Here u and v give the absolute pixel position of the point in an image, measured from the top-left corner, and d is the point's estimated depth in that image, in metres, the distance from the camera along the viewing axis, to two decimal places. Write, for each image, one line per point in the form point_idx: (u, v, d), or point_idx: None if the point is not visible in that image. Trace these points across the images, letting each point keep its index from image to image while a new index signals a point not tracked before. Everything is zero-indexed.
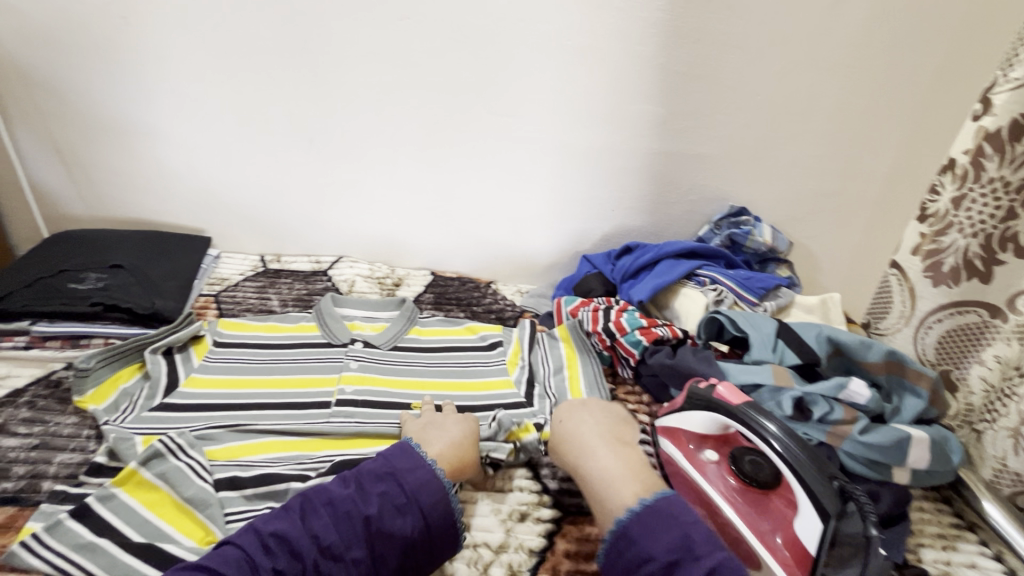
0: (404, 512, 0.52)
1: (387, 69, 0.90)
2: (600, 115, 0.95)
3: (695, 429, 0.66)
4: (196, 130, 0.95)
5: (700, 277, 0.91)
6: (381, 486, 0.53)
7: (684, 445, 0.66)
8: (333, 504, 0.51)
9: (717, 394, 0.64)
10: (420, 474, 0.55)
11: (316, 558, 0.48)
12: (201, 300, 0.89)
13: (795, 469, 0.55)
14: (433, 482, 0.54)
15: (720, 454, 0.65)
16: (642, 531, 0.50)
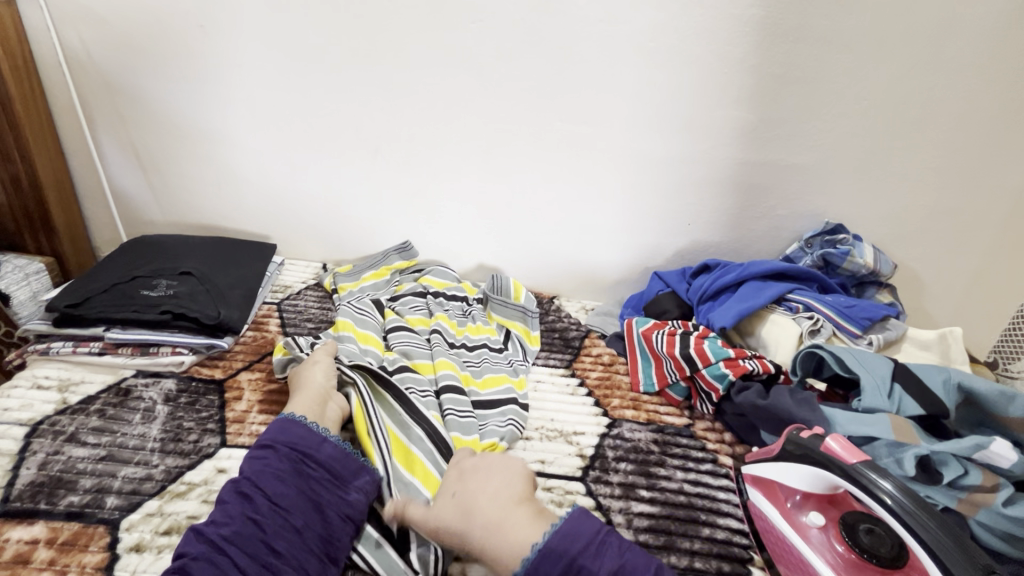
0: (310, 468, 0.55)
1: (457, 74, 0.87)
2: (681, 121, 0.87)
3: (796, 485, 0.57)
4: (266, 137, 0.96)
5: (791, 303, 0.82)
6: (266, 461, 0.54)
7: (782, 503, 0.58)
8: (232, 492, 0.52)
9: (826, 448, 0.55)
10: (294, 431, 0.57)
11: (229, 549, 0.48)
12: (264, 309, 0.89)
13: (932, 551, 0.46)
14: (303, 431, 0.58)
15: (826, 517, 0.56)
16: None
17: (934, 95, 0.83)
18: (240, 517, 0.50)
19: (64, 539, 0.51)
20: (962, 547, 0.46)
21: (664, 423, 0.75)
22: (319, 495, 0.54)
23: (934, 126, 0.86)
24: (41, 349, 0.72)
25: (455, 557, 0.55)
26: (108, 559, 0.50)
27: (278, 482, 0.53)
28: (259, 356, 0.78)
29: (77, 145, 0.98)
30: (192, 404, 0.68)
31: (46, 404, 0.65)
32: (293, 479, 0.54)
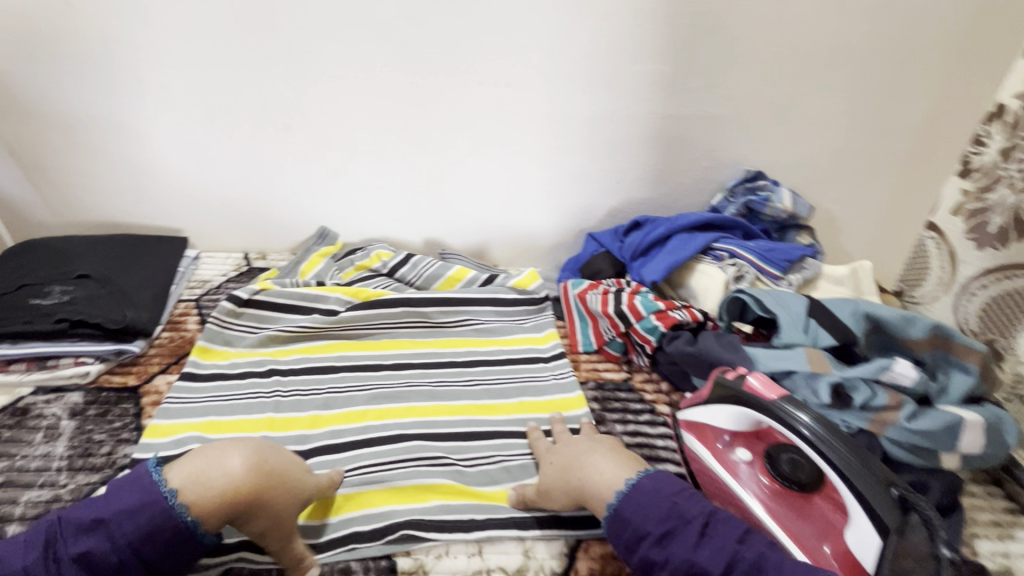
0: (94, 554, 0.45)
1: (364, 38, 0.81)
2: (600, 78, 0.86)
3: (723, 425, 0.60)
4: (158, 120, 0.87)
5: (717, 252, 0.84)
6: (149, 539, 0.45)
7: (713, 444, 0.60)
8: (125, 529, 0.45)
9: (748, 385, 0.57)
10: (130, 501, 0.46)
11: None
12: (180, 307, 0.83)
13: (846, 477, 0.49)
14: (139, 510, 0.46)
15: (753, 452, 0.59)
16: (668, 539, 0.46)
17: (840, 38, 0.85)
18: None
19: None
20: (871, 469, 0.49)
21: (603, 379, 0.76)
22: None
23: (841, 68, 0.88)
24: None
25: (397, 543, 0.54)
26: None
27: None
28: (177, 358, 0.74)
29: None
30: (102, 415, 0.65)
31: None
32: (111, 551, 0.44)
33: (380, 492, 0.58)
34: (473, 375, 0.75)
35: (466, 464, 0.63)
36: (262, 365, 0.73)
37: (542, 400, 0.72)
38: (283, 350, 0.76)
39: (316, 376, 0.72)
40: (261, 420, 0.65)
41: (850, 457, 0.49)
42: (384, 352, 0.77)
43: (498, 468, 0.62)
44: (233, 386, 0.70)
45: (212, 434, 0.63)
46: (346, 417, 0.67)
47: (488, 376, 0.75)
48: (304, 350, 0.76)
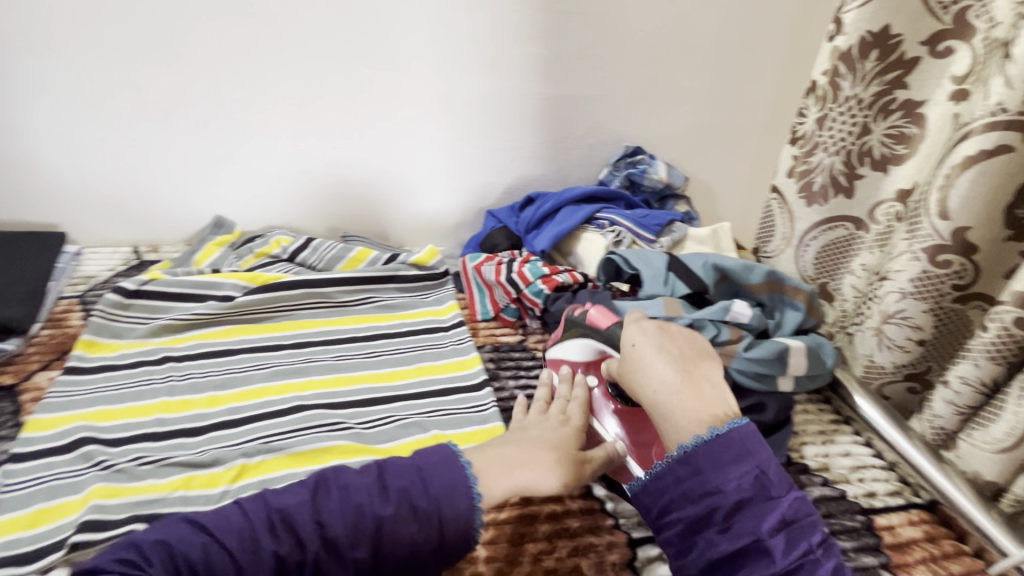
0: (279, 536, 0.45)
1: (247, 23, 0.82)
2: (484, 61, 0.91)
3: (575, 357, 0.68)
4: (21, 108, 0.83)
5: (599, 220, 0.93)
6: (283, 502, 0.47)
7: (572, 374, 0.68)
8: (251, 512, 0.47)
9: (590, 318, 0.69)
10: (457, 502, 0.49)
11: (318, 552, 0.45)
12: (62, 304, 0.80)
13: None
14: (459, 490, 0.50)
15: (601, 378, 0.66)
16: (708, 462, 0.50)
17: (695, 25, 0.96)
18: (268, 551, 0.44)
19: None
20: None
21: (500, 343, 0.82)
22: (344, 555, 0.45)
23: (699, 52, 0.99)
24: None
25: None
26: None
27: (274, 533, 0.45)
28: (59, 354, 0.72)
29: None
30: None
31: None
32: (372, 539, 0.46)
33: (279, 459, 0.61)
34: (374, 347, 0.78)
35: (367, 426, 0.66)
36: (156, 354, 0.73)
37: (439, 363, 0.77)
38: (177, 339, 0.76)
39: (214, 360, 0.73)
40: (159, 403, 0.66)
41: None
42: (285, 333, 0.79)
43: (395, 427, 0.67)
44: (123, 376, 0.69)
45: (104, 422, 0.63)
46: (245, 393, 0.69)
47: (390, 347, 0.79)
48: (200, 337, 0.76)
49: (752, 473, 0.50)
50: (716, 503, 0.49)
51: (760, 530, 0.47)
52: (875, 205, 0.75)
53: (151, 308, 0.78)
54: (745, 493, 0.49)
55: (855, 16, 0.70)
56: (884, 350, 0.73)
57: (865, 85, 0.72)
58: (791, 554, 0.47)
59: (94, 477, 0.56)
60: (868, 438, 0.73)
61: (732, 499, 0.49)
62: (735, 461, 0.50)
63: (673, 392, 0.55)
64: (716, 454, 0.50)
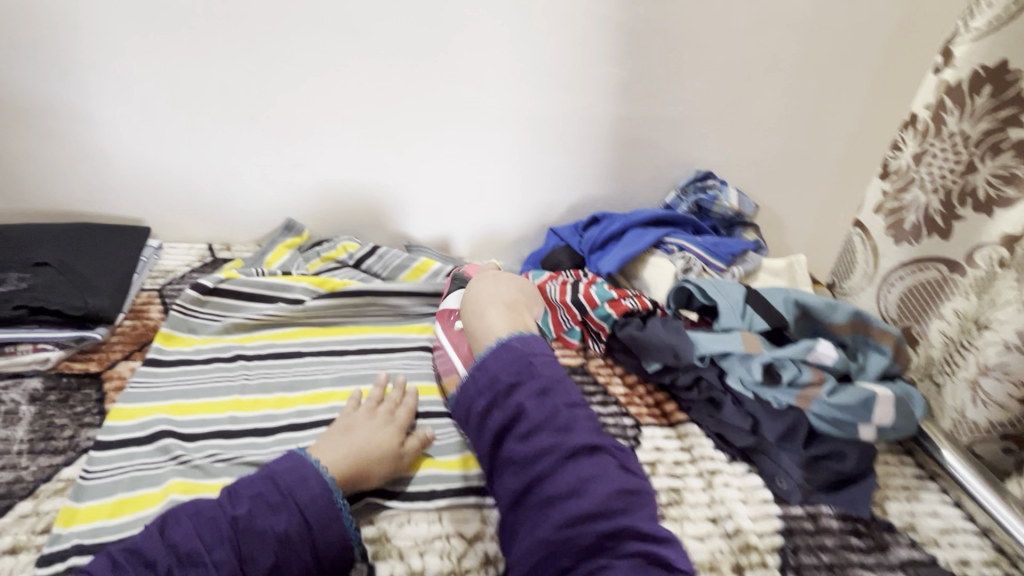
0: (243, 513, 0.50)
1: (334, 35, 0.84)
2: (560, 79, 0.91)
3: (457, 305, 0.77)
4: (118, 107, 0.87)
5: (667, 245, 0.90)
6: (256, 488, 0.52)
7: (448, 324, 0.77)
8: (198, 512, 0.50)
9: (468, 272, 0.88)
10: (311, 487, 0.52)
11: (171, 564, 0.47)
12: (143, 296, 0.83)
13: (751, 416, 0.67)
14: (311, 478, 0.53)
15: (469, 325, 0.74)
16: (495, 361, 0.60)
17: (778, 50, 0.93)
18: (242, 529, 0.49)
19: None
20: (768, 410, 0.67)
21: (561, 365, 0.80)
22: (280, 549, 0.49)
23: (781, 78, 0.96)
24: None
25: (367, 521, 0.56)
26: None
27: (222, 539, 0.48)
28: (141, 345, 0.74)
29: None
30: (64, 400, 0.65)
31: None
32: (274, 546, 0.49)
33: None
34: None
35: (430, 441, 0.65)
36: (229, 351, 0.74)
37: None
38: (248, 337, 0.77)
39: (283, 362, 0.74)
40: (230, 401, 0.67)
41: (755, 401, 0.67)
42: (351, 339, 0.80)
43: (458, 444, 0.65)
44: (199, 371, 0.71)
45: (181, 416, 0.64)
46: (313, 397, 0.69)
47: None
48: (270, 338, 0.78)
49: (539, 385, 0.57)
50: (519, 400, 0.56)
51: (570, 445, 0.53)
52: (976, 248, 0.69)
53: (225, 305, 0.80)
54: (516, 378, 0.58)
55: (966, 49, 0.66)
56: (979, 405, 0.68)
57: (973, 121, 0.68)
58: (587, 435, 0.54)
59: (172, 471, 0.57)
60: (957, 498, 0.67)
61: (528, 404, 0.56)
62: (513, 362, 0.59)
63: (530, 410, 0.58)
64: (492, 361, 0.60)
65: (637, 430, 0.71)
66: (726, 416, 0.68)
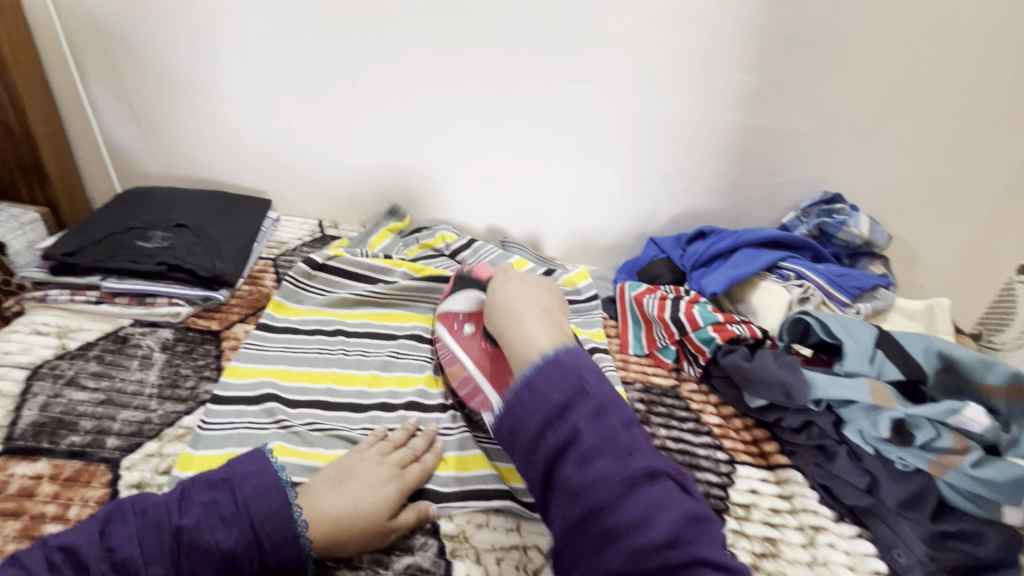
0: (187, 520, 0.46)
1: (457, 27, 0.85)
2: (680, 82, 0.86)
3: (458, 308, 0.69)
4: (256, 86, 0.94)
5: (783, 271, 0.83)
6: (211, 494, 0.48)
7: (452, 324, 0.69)
8: (144, 512, 0.46)
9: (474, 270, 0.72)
10: (270, 501, 0.49)
11: (106, 572, 0.43)
12: (259, 264, 0.89)
13: (869, 473, 0.60)
14: (273, 491, 0.49)
15: (476, 327, 0.67)
16: (541, 376, 0.47)
17: (943, 64, 0.82)
18: (183, 540, 0.45)
19: (83, 478, 0.55)
20: (889, 469, 0.59)
21: (652, 383, 0.77)
22: (222, 567, 0.45)
23: (941, 96, 0.84)
24: (40, 297, 0.75)
25: (448, 518, 0.56)
26: (109, 493, 0.54)
27: (166, 547, 0.45)
28: (255, 310, 0.80)
29: (68, 94, 0.98)
30: (189, 352, 0.71)
31: (46, 349, 0.69)
32: (218, 564, 0.45)
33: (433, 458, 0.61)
34: None
35: None
36: (331, 325, 0.78)
37: None
38: (349, 313, 0.81)
39: (379, 342, 0.77)
40: (332, 372, 0.70)
41: (875, 458, 0.60)
42: None
43: None
44: (303, 342, 0.75)
45: (286, 382, 0.68)
46: (403, 381, 0.71)
47: None
48: (368, 317, 0.81)
49: (607, 424, 0.44)
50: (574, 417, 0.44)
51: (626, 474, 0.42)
52: None
53: (330, 282, 0.83)
54: (569, 398, 0.45)
55: None
56: None
57: None
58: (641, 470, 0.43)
59: (277, 434, 0.61)
60: None
61: (582, 425, 0.44)
62: (564, 377, 0.46)
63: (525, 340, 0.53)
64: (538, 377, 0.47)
65: (731, 467, 0.66)
66: (837, 468, 0.62)
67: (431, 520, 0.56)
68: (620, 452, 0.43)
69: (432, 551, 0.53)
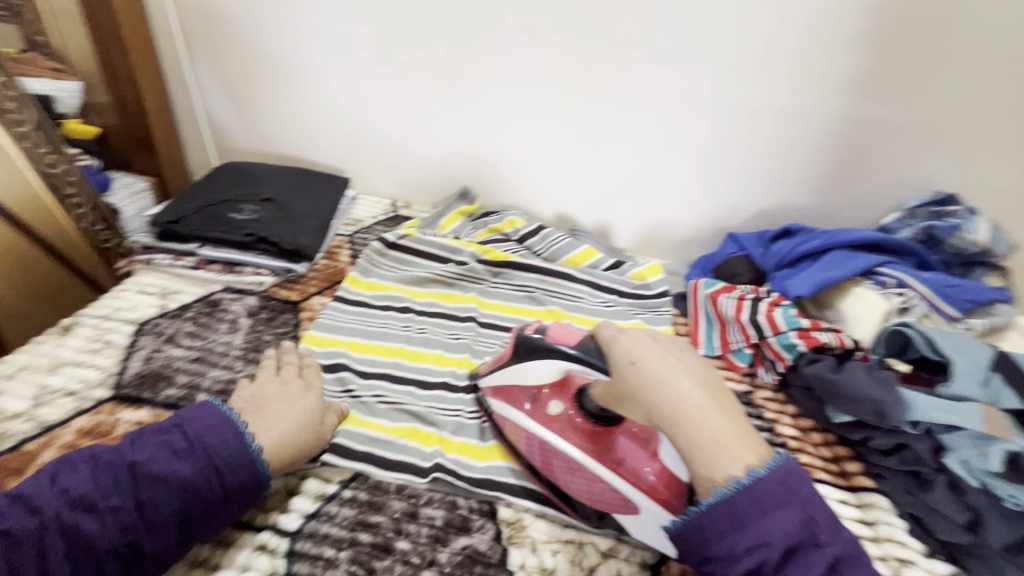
0: (164, 461, 0.47)
1: (540, 7, 0.83)
2: (776, 67, 0.80)
3: (529, 383, 0.60)
4: (342, 67, 0.97)
5: (881, 277, 0.75)
6: (162, 436, 0.49)
7: (519, 403, 0.60)
8: (91, 456, 0.48)
9: (551, 336, 0.58)
10: (221, 434, 0.50)
11: (62, 510, 0.44)
12: (336, 240, 0.93)
13: (976, 512, 0.54)
14: (223, 426, 0.51)
15: (561, 403, 0.58)
16: (751, 505, 0.41)
17: None
18: (153, 477, 0.46)
19: None
20: (1001, 510, 0.54)
21: None
22: (185, 500, 0.47)
23: None
24: (147, 259, 0.82)
25: (505, 504, 0.57)
26: None
27: (129, 484, 0.46)
28: (331, 284, 0.83)
29: (176, 73, 1.06)
30: (271, 319, 0.76)
31: (149, 308, 0.76)
32: (177, 493, 0.46)
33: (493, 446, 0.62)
34: None
35: None
36: (400, 303, 0.80)
37: None
38: (417, 291, 0.82)
39: (445, 322, 0.78)
40: (401, 348, 0.72)
41: (983, 494, 0.54)
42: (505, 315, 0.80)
43: None
44: (373, 317, 0.77)
45: (357, 354, 0.71)
46: (468, 364, 0.72)
47: None
48: (437, 297, 0.82)
49: (800, 517, 0.41)
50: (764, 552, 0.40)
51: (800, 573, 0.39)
52: None
53: (401, 260, 0.86)
54: (777, 532, 0.40)
55: None
56: None
57: None
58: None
59: (347, 405, 0.64)
60: None
61: (772, 536, 0.40)
62: (784, 499, 0.41)
63: (697, 410, 0.44)
64: (761, 498, 0.41)
65: None
66: (934, 501, 0.56)
67: (489, 503, 0.57)
68: (761, 502, 0.41)
69: (488, 534, 0.54)
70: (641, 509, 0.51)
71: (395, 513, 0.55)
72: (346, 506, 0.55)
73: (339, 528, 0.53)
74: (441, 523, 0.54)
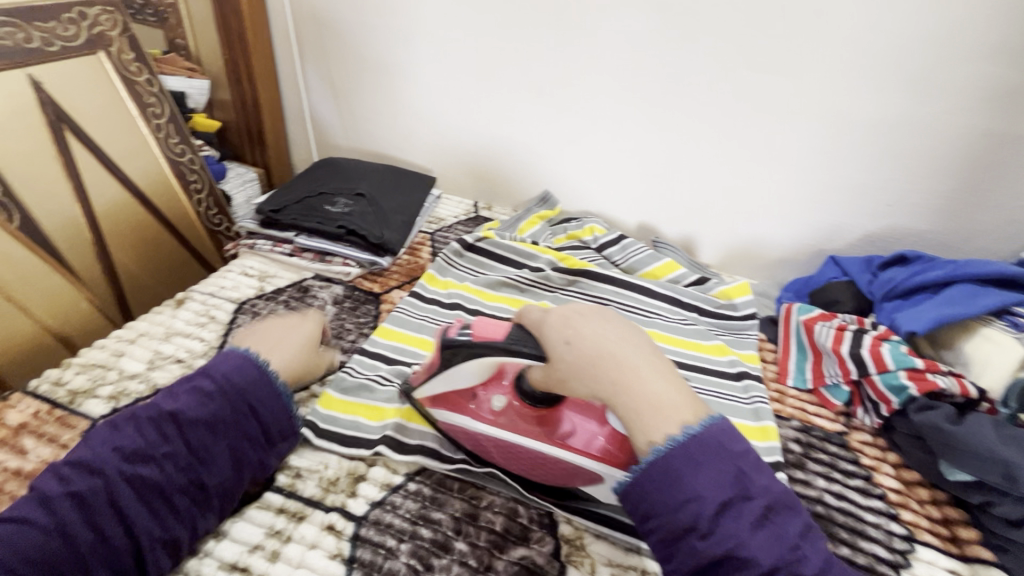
0: (196, 407, 0.50)
1: (640, 12, 0.81)
2: (902, 77, 0.72)
3: (461, 386, 0.58)
4: (438, 71, 1.00)
5: (1017, 317, 0.65)
6: (191, 383, 0.52)
7: (460, 405, 0.59)
8: (132, 417, 0.50)
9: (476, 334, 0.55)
10: (245, 371, 0.54)
11: (118, 468, 0.46)
12: (419, 237, 0.96)
13: None
14: (246, 364, 0.54)
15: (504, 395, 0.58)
16: (685, 462, 0.42)
17: None
18: (192, 426, 0.49)
19: None
20: None
21: (812, 424, 0.66)
22: (230, 441, 0.51)
23: None
24: (251, 244, 0.89)
25: (565, 520, 0.55)
26: None
27: (172, 433, 0.49)
28: (411, 279, 0.86)
29: (289, 73, 1.14)
30: (354, 308, 0.80)
31: (250, 289, 0.82)
32: (221, 433, 0.51)
33: None
34: None
35: None
36: (471, 303, 0.80)
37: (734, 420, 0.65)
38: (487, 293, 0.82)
39: None
40: None
41: None
42: None
43: None
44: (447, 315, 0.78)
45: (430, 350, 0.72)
46: None
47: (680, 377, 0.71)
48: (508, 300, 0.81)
49: (731, 471, 0.42)
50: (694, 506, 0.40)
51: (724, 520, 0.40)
52: None
53: (479, 261, 0.87)
54: (715, 489, 0.41)
55: None
56: None
57: None
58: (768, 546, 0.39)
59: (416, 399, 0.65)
60: None
61: (699, 484, 0.41)
62: (713, 458, 0.42)
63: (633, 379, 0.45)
64: (683, 459, 0.42)
65: (907, 546, 0.54)
66: None
67: (549, 515, 0.55)
68: (697, 458, 0.41)
69: (547, 548, 0.53)
70: (605, 478, 0.53)
71: (455, 512, 0.55)
72: (410, 499, 0.56)
73: (401, 519, 0.54)
74: (500, 529, 0.54)
